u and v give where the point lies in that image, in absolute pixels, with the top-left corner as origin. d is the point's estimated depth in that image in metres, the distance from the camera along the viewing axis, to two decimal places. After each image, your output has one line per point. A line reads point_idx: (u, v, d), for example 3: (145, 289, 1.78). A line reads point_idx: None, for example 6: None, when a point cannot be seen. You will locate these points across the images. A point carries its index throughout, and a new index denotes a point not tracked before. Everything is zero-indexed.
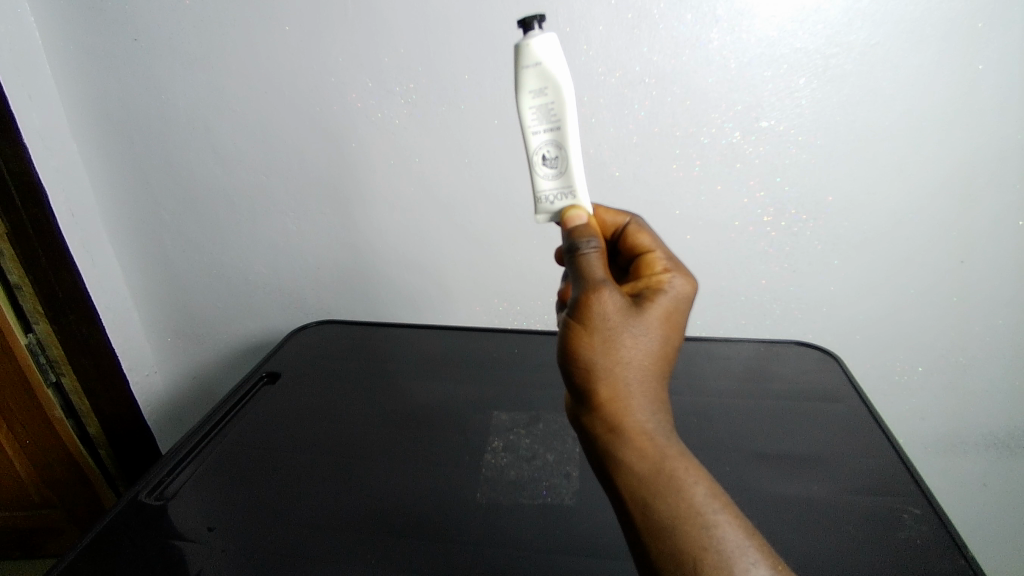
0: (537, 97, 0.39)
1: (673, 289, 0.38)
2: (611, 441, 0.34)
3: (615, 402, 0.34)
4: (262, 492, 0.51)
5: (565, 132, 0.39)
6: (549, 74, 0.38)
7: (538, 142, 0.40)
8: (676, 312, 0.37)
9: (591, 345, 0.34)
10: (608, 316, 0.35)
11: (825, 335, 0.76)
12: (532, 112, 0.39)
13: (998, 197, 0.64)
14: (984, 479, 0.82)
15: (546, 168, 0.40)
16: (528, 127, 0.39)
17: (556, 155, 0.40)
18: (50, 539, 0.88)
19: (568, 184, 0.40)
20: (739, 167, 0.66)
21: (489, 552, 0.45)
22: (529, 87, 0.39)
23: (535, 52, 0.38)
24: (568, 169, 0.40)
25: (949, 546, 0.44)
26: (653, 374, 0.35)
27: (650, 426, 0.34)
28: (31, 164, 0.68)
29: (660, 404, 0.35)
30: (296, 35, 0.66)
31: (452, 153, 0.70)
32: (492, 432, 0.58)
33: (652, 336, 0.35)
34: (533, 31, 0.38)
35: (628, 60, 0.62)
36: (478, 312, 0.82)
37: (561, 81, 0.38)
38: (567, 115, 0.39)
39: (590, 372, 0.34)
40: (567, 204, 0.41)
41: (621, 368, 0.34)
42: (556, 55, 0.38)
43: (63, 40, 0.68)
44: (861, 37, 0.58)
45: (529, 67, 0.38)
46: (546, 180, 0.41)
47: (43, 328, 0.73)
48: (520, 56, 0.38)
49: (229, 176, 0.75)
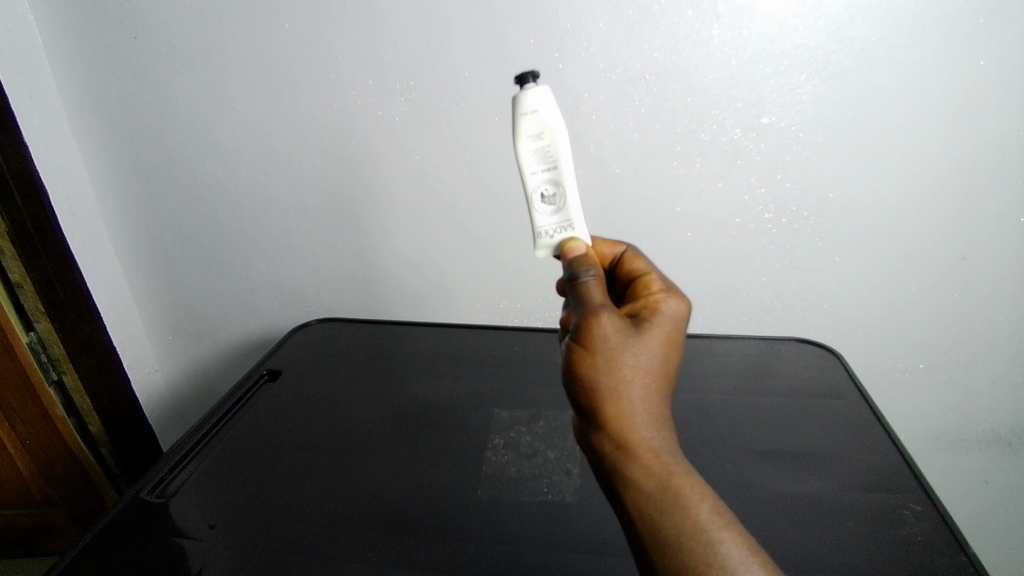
0: (534, 141, 0.39)
1: (670, 309, 0.38)
2: (618, 459, 0.34)
3: (620, 420, 0.34)
4: (264, 491, 0.51)
5: (562, 171, 0.40)
6: (544, 121, 0.39)
7: (536, 181, 0.40)
8: (675, 331, 0.37)
9: (594, 366, 0.34)
10: (608, 338, 0.35)
11: (826, 332, 0.75)
12: (528, 155, 0.40)
13: (1000, 194, 0.64)
14: (985, 476, 0.82)
15: (544, 205, 0.41)
16: (525, 168, 0.40)
17: (554, 192, 0.40)
18: (53, 537, 0.89)
19: (566, 218, 0.41)
20: (739, 164, 0.66)
21: (491, 549, 0.45)
22: (525, 132, 0.39)
23: (530, 101, 0.39)
24: (566, 205, 0.41)
25: (950, 543, 0.44)
26: (656, 391, 0.35)
27: (655, 443, 0.34)
28: (31, 162, 0.68)
29: (664, 420, 0.35)
30: (296, 33, 0.66)
31: (452, 151, 0.70)
32: (493, 430, 0.58)
33: (652, 354, 0.35)
34: (528, 84, 0.39)
35: (628, 56, 0.62)
36: (479, 310, 0.82)
37: (556, 127, 0.39)
38: (563, 156, 0.40)
39: (594, 391, 0.35)
40: (565, 236, 0.41)
41: (624, 386, 0.34)
42: (549, 103, 0.39)
43: (62, 38, 0.68)
44: (862, 33, 0.58)
45: (525, 116, 0.39)
46: (544, 216, 0.41)
47: (44, 327, 0.73)
48: (516, 106, 0.39)
49: (229, 173, 0.75)
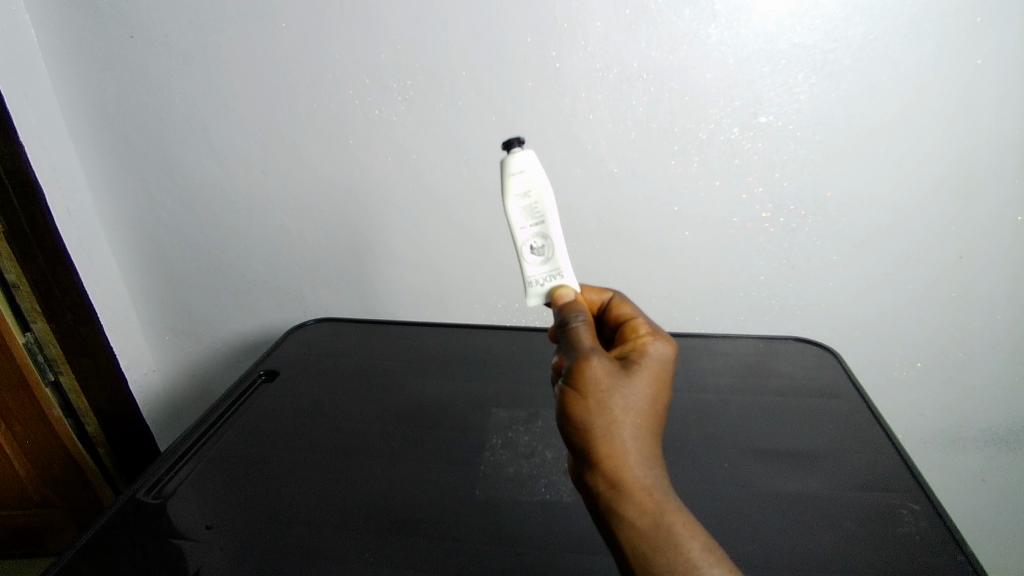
0: (521, 199, 0.40)
1: (656, 352, 0.39)
2: (612, 498, 0.34)
3: (613, 460, 0.34)
4: (261, 492, 0.51)
5: (550, 226, 0.41)
6: (531, 180, 0.40)
7: (524, 235, 0.41)
8: (662, 372, 0.38)
9: (587, 408, 0.35)
10: (600, 380, 0.35)
11: (824, 331, 0.75)
12: (517, 212, 0.41)
13: (997, 192, 0.64)
14: (983, 474, 0.82)
15: (533, 256, 0.42)
16: (514, 224, 0.41)
17: (542, 244, 0.41)
18: (50, 538, 0.88)
19: (556, 267, 0.42)
20: (737, 163, 0.66)
21: (491, 549, 0.45)
22: (513, 191, 0.40)
23: (517, 162, 0.40)
24: (555, 256, 0.42)
25: (947, 542, 0.44)
26: (647, 431, 0.36)
27: (648, 482, 0.34)
28: (28, 164, 0.67)
29: (656, 459, 0.35)
30: (293, 32, 0.66)
31: (450, 151, 0.70)
32: (491, 430, 0.58)
33: (642, 395, 0.36)
34: (515, 147, 0.41)
35: (626, 55, 0.62)
36: (477, 309, 0.81)
37: (543, 186, 0.40)
38: (550, 212, 0.41)
39: (587, 432, 0.35)
40: (555, 284, 0.42)
41: (616, 427, 0.35)
42: (535, 164, 0.40)
43: (58, 37, 0.68)
44: (859, 32, 0.58)
45: (512, 175, 0.40)
46: (534, 266, 0.42)
47: (41, 327, 0.73)
48: (503, 166, 0.40)
49: (226, 174, 0.75)
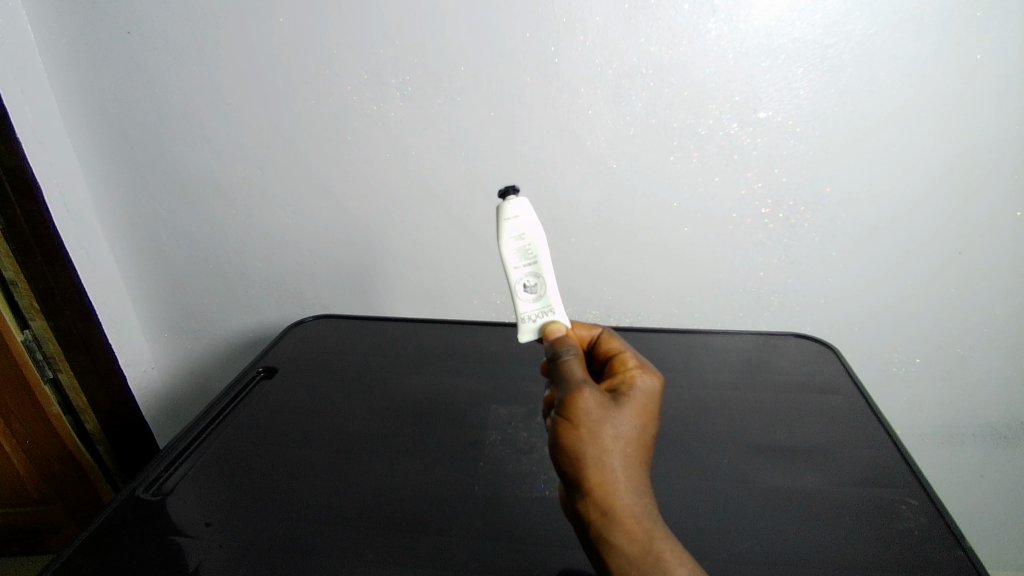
0: (516, 242, 0.45)
1: (643, 384, 0.42)
2: (604, 525, 0.38)
3: (604, 488, 0.37)
4: (261, 489, 0.51)
5: (542, 266, 0.45)
6: (525, 225, 0.45)
7: (518, 274, 0.46)
8: (649, 404, 0.41)
9: (579, 437, 0.38)
10: (591, 411, 0.38)
11: (823, 327, 0.75)
12: (511, 253, 0.45)
13: (997, 187, 0.64)
14: (981, 470, 0.82)
15: (526, 293, 0.46)
16: (509, 264, 0.45)
17: (535, 283, 0.46)
18: (51, 535, 0.89)
19: (547, 304, 0.46)
20: (737, 159, 0.66)
21: (490, 546, 0.45)
22: (508, 234, 0.45)
23: (513, 210, 0.45)
24: (546, 294, 0.46)
25: (946, 537, 0.44)
26: (635, 460, 0.39)
27: (637, 510, 0.37)
28: (27, 163, 0.67)
29: (645, 487, 0.39)
30: (291, 28, 0.65)
31: (449, 147, 0.70)
32: (491, 426, 0.58)
33: (631, 425, 0.39)
34: (509, 195, 0.46)
35: (626, 50, 0.62)
36: (476, 306, 0.81)
37: (536, 231, 0.45)
38: (543, 254, 0.45)
39: (579, 461, 0.38)
40: (546, 320, 0.46)
41: (607, 456, 0.38)
42: (529, 211, 0.45)
43: (55, 33, 0.68)
44: (859, 26, 0.58)
45: (507, 220, 0.45)
46: (526, 303, 0.46)
47: (40, 324, 0.73)
48: (500, 211, 0.45)
49: (224, 170, 0.75)
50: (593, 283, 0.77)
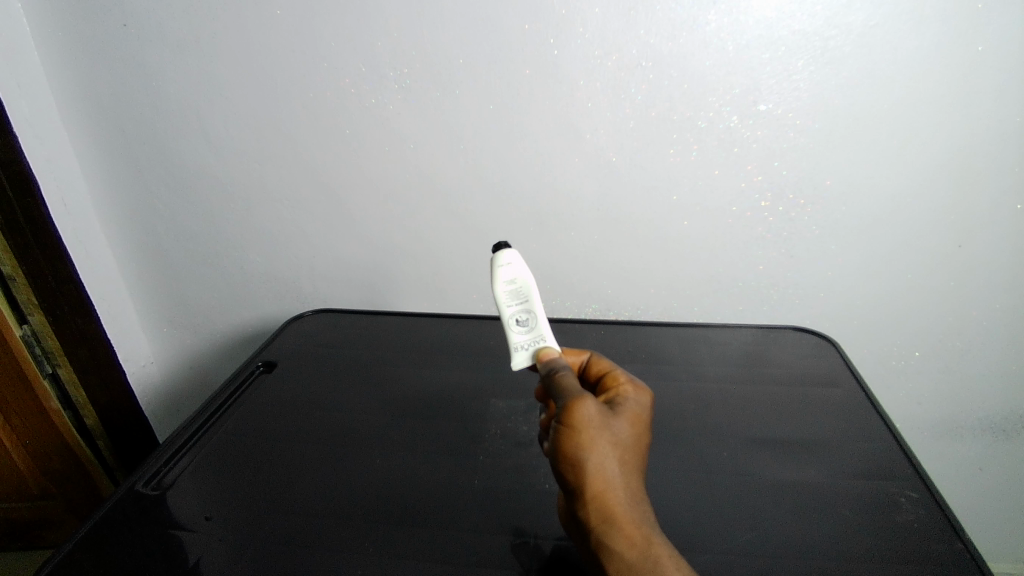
0: (508, 284, 0.49)
1: (634, 397, 0.43)
2: (603, 531, 0.37)
3: (604, 494, 0.37)
4: (259, 484, 0.50)
5: (532, 302, 0.49)
6: (516, 270, 0.49)
7: (511, 311, 0.48)
8: (641, 415, 0.42)
9: (579, 444, 0.38)
10: (590, 418, 0.39)
11: (822, 320, 0.75)
12: (504, 292, 0.48)
13: (999, 178, 0.63)
14: (981, 463, 0.82)
15: (518, 325, 0.48)
16: (502, 302, 0.48)
17: (526, 317, 0.48)
18: (51, 530, 0.89)
19: (538, 335, 0.48)
20: (737, 152, 0.65)
21: (490, 540, 0.45)
22: (501, 277, 0.49)
23: (504, 258, 0.49)
24: (537, 325, 0.48)
25: (945, 530, 0.44)
26: (632, 468, 0.39)
27: (636, 515, 0.37)
28: (23, 156, 0.67)
29: (642, 494, 0.39)
30: (288, 20, 0.65)
31: (448, 139, 0.70)
32: (491, 420, 0.58)
33: (626, 435, 0.39)
34: (502, 247, 0.50)
35: (625, 42, 0.61)
36: (477, 300, 0.81)
37: (525, 275, 0.49)
38: (532, 293, 0.49)
39: (579, 467, 0.38)
40: (538, 347, 0.48)
41: (606, 463, 0.38)
42: (518, 259, 0.50)
43: (50, 26, 0.67)
44: (860, 18, 0.58)
45: (501, 267, 0.49)
46: (519, 334, 0.48)
47: (38, 320, 0.74)
48: (494, 259, 0.49)
49: (222, 163, 0.74)
50: (593, 277, 0.77)
